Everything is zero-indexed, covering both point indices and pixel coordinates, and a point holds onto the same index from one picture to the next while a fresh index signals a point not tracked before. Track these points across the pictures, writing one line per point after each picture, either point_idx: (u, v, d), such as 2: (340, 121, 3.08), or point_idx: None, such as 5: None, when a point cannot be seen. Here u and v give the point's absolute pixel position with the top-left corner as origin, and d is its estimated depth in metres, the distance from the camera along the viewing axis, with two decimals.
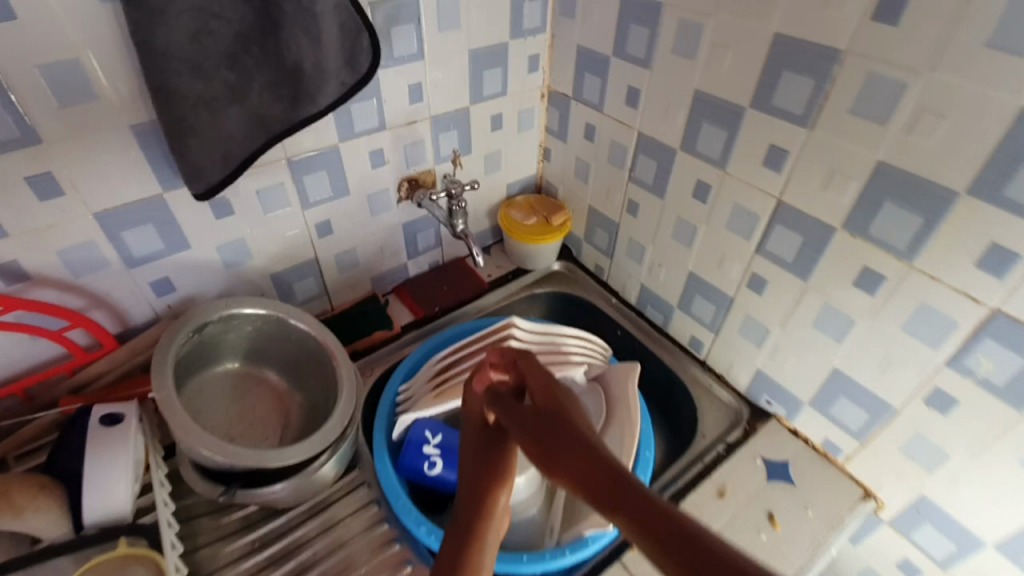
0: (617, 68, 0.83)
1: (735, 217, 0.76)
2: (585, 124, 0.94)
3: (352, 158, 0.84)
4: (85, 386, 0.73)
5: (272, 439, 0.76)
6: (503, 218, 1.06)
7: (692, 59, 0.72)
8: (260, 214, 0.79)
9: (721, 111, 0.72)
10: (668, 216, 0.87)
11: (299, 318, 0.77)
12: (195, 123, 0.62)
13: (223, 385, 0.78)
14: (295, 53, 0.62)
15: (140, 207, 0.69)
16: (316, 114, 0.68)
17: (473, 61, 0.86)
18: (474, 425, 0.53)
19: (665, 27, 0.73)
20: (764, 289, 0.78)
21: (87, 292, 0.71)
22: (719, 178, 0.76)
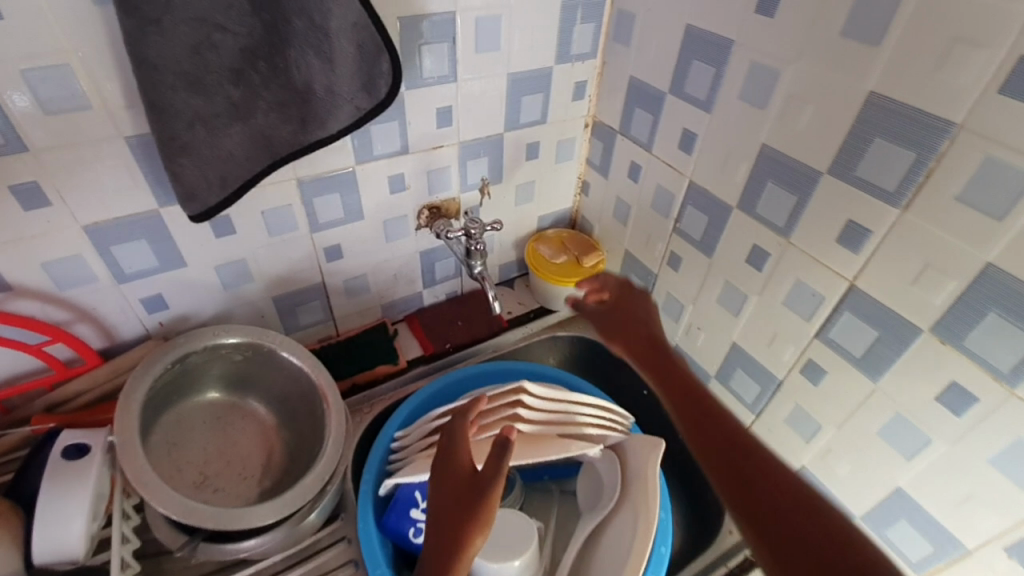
0: (672, 108, 0.73)
1: (795, 294, 0.65)
2: (630, 163, 0.84)
3: (369, 182, 0.77)
4: (61, 403, 0.69)
5: (251, 481, 0.69)
6: (531, 253, 0.98)
7: (762, 108, 0.61)
8: (267, 236, 0.74)
9: (790, 172, 0.61)
10: (714, 278, 0.76)
11: (292, 351, 0.71)
12: (192, 141, 0.56)
13: (205, 416, 0.72)
14: (305, 73, 0.55)
15: (133, 222, 0.64)
16: (327, 138, 0.61)
17: (511, 86, 0.78)
18: (461, 472, 0.56)
19: (733, 68, 0.63)
20: (821, 381, 0.67)
21: (73, 305, 0.66)
22: (781, 247, 0.65)
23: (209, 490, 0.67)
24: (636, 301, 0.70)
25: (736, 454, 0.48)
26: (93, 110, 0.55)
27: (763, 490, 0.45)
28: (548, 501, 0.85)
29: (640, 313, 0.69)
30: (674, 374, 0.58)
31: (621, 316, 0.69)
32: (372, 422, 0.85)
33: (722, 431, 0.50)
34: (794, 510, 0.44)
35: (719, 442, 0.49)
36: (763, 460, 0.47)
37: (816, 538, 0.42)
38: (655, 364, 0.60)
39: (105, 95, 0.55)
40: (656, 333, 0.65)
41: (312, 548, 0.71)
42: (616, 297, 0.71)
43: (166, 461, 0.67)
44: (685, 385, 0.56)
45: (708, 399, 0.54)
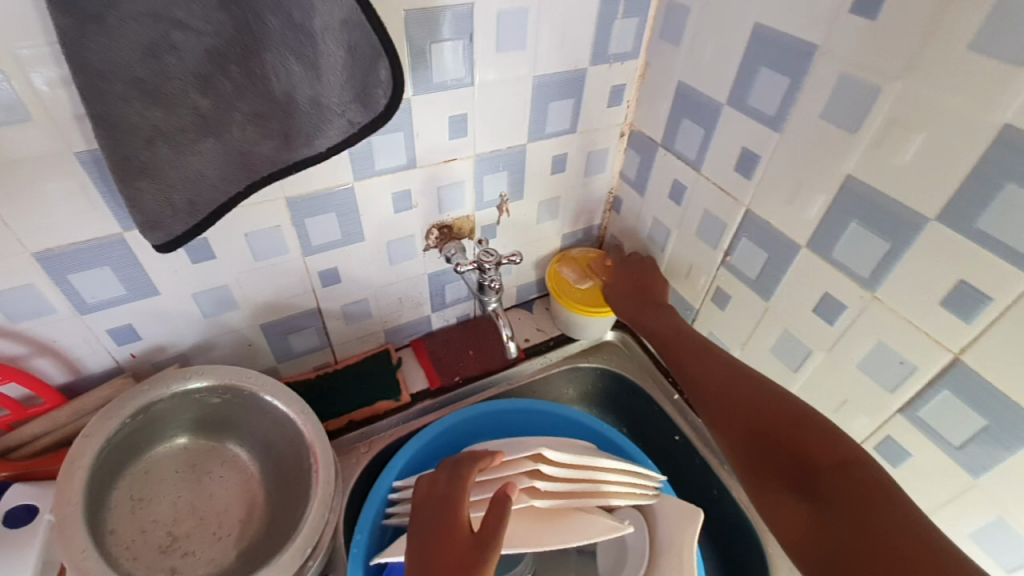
0: (730, 123, 0.61)
1: (875, 358, 0.54)
2: (673, 182, 0.72)
3: (371, 200, 0.67)
4: (15, 449, 0.61)
5: (226, 541, 0.61)
6: (553, 276, 0.87)
7: (851, 133, 0.49)
8: (250, 261, 0.64)
9: (882, 215, 0.49)
10: (770, 324, 0.65)
11: (276, 395, 0.62)
12: (152, 162, 0.46)
13: (177, 465, 0.64)
14: (286, 82, 0.45)
15: (94, 249, 0.55)
16: (314, 159, 0.50)
17: (538, 91, 0.67)
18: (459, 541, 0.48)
19: (816, 80, 0.51)
20: (902, 462, 0.56)
21: (29, 338, 0.58)
22: (862, 301, 0.54)
23: (178, 554, 0.59)
24: (650, 275, 0.79)
25: (738, 397, 0.56)
26: (33, 122, 0.46)
27: (766, 427, 0.53)
28: (564, 565, 0.75)
29: (657, 286, 0.77)
30: (689, 336, 0.66)
31: (641, 288, 0.78)
32: (368, 465, 0.76)
33: (726, 376, 0.59)
34: (791, 438, 0.51)
35: (725, 389, 0.57)
36: (764, 400, 0.54)
37: (803, 450, 0.50)
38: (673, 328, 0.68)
39: (48, 105, 0.46)
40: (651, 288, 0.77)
41: None
42: (632, 272, 0.80)
43: (129, 521, 0.59)
44: (701, 346, 0.64)
45: (718, 355, 0.62)
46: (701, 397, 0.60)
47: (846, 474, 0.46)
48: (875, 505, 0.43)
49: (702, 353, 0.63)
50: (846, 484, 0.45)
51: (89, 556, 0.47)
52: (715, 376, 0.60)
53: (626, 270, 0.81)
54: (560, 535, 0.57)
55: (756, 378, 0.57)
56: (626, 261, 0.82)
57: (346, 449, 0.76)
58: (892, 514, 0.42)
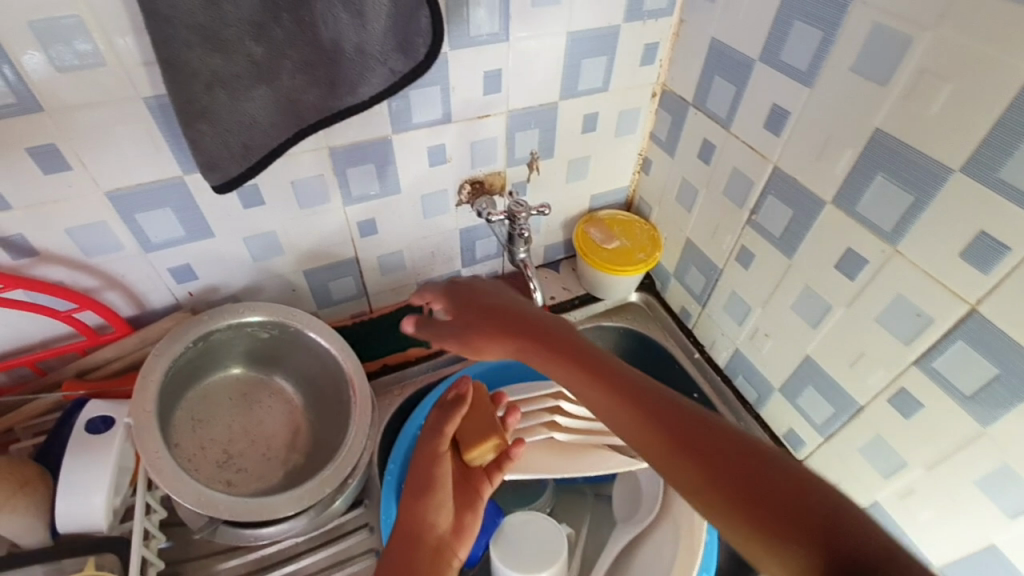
0: (760, 78, 0.61)
1: (894, 312, 0.55)
2: (702, 141, 0.73)
3: (406, 153, 0.70)
4: (92, 370, 0.69)
5: (275, 462, 0.67)
6: (580, 236, 0.88)
7: (881, 86, 0.50)
8: (295, 208, 0.69)
9: (910, 166, 0.50)
10: (791, 281, 0.66)
11: (319, 332, 0.67)
12: (211, 105, 0.49)
13: (230, 393, 0.70)
14: (333, 29, 0.48)
15: (156, 190, 0.60)
16: (356, 107, 0.54)
17: (571, 47, 0.68)
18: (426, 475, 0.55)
19: (850, 32, 0.51)
20: (914, 415, 0.57)
21: (100, 272, 0.64)
22: (885, 255, 0.54)
23: (232, 470, 0.65)
24: (545, 318, 0.53)
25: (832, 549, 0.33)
26: (108, 68, 0.51)
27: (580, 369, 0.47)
28: (580, 505, 0.77)
29: (516, 317, 0.53)
30: (606, 379, 0.45)
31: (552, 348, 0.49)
32: (400, 407, 0.82)
33: (786, 486, 0.36)
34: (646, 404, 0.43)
35: (799, 525, 0.34)
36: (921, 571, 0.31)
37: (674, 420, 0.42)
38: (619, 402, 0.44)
39: (118, 50, 0.50)
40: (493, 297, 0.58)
41: (337, 531, 0.68)
42: (509, 319, 0.53)
43: (190, 437, 0.65)
44: (660, 413, 0.42)
45: (739, 437, 0.40)
46: (747, 534, 0.36)
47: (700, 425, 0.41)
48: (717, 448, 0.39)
49: (680, 433, 0.41)
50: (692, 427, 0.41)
51: (161, 456, 0.54)
52: (695, 464, 0.39)
53: (495, 315, 0.54)
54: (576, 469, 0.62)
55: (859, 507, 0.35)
56: (476, 290, 0.60)
57: (381, 392, 0.82)
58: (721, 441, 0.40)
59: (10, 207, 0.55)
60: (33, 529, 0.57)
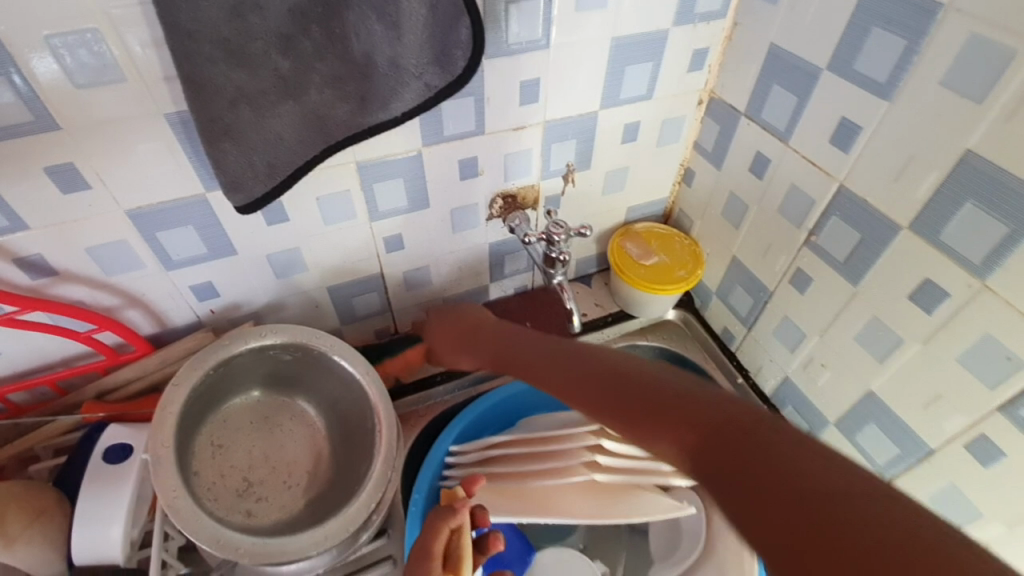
0: (829, 90, 0.56)
1: (978, 353, 0.50)
2: (755, 154, 0.67)
3: (437, 167, 0.66)
4: (112, 389, 0.67)
5: (296, 490, 0.64)
6: (616, 251, 0.83)
7: (977, 103, 0.44)
8: (320, 224, 0.65)
9: (1008, 193, 0.44)
10: (855, 310, 0.60)
11: (344, 356, 0.63)
12: (235, 124, 0.46)
13: (252, 416, 0.67)
14: (365, 42, 0.44)
15: (178, 208, 0.57)
16: (387, 124, 0.50)
17: (615, 54, 0.63)
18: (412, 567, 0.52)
19: (941, 41, 0.45)
20: (996, 464, 0.52)
21: (120, 291, 0.62)
22: (971, 290, 0.49)
23: (252, 498, 0.63)
24: (511, 328, 0.62)
25: (734, 460, 0.33)
26: (127, 83, 0.47)
27: (512, 351, 0.58)
28: (614, 542, 0.72)
29: (473, 326, 0.67)
30: (526, 352, 0.55)
31: (516, 351, 0.57)
32: (425, 429, 0.79)
33: (697, 409, 0.37)
34: (552, 359, 0.51)
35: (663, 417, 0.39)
36: (809, 462, 0.31)
37: (570, 362, 0.49)
38: (559, 376, 0.49)
39: (138, 64, 0.47)
40: (463, 310, 0.70)
41: (360, 562, 0.65)
42: (484, 337, 0.63)
43: (210, 464, 0.63)
44: (561, 361, 0.50)
45: (654, 376, 0.42)
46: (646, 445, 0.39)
47: (589, 359, 0.48)
48: (600, 371, 0.45)
49: (595, 382, 0.45)
50: (585, 362, 0.48)
51: (180, 495, 0.52)
52: (608, 401, 0.43)
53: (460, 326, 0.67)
54: (616, 516, 0.56)
55: (772, 417, 0.35)
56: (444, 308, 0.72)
57: (405, 412, 0.79)
58: (607, 362, 0.46)
59: (29, 228, 0.53)
60: (51, 560, 0.55)
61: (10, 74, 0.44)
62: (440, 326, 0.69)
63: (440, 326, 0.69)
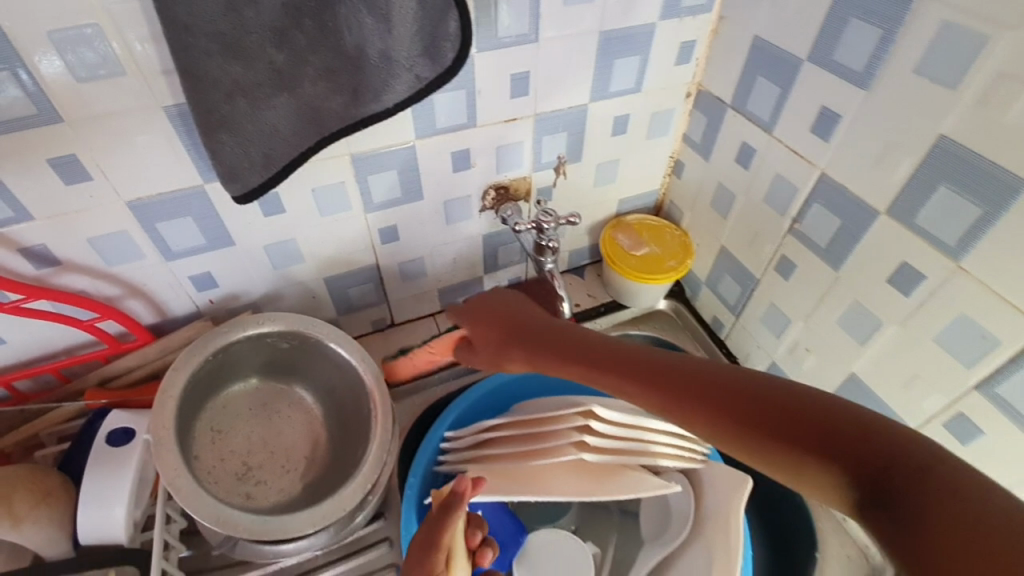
0: (810, 80, 0.57)
1: (954, 333, 0.51)
2: (741, 145, 0.69)
3: (430, 159, 0.67)
4: (114, 377, 0.68)
5: (294, 475, 0.66)
6: (607, 242, 0.84)
7: (949, 90, 0.46)
8: (316, 215, 0.67)
9: (980, 177, 0.46)
10: (838, 295, 0.62)
11: (340, 343, 0.65)
12: (232, 115, 0.47)
13: (250, 403, 0.69)
14: (357, 35, 0.45)
15: (177, 199, 0.59)
16: (380, 115, 0.52)
17: (604, 47, 0.65)
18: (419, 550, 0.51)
19: (914, 31, 0.47)
20: (973, 441, 0.54)
21: (122, 281, 0.63)
22: (947, 272, 0.50)
23: (252, 482, 0.64)
24: (562, 323, 0.53)
25: (893, 487, 0.30)
26: (127, 77, 0.49)
27: (568, 347, 0.49)
28: (606, 523, 0.74)
29: (514, 317, 0.56)
30: (592, 350, 0.47)
31: (572, 353, 0.48)
32: (420, 417, 0.80)
33: (827, 426, 0.34)
34: (629, 362, 0.45)
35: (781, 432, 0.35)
36: (962, 483, 0.28)
37: (651, 368, 0.43)
38: (655, 389, 0.42)
39: (138, 58, 0.48)
40: (504, 299, 0.59)
41: (357, 544, 0.67)
42: (528, 328, 0.53)
43: (210, 449, 0.65)
44: (641, 367, 0.44)
45: (748, 383, 0.38)
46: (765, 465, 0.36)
47: (676, 365, 0.42)
48: (691, 380, 0.41)
49: (692, 393, 0.40)
50: (670, 370, 0.42)
51: (181, 474, 0.54)
52: (714, 414, 0.38)
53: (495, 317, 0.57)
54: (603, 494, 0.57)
55: (888, 423, 0.32)
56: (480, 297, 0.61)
57: (401, 400, 0.80)
58: (699, 371, 0.41)
59: (33, 219, 0.55)
60: (57, 540, 0.56)
61: (14, 66, 0.45)
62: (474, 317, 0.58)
63: (472, 316, 0.58)
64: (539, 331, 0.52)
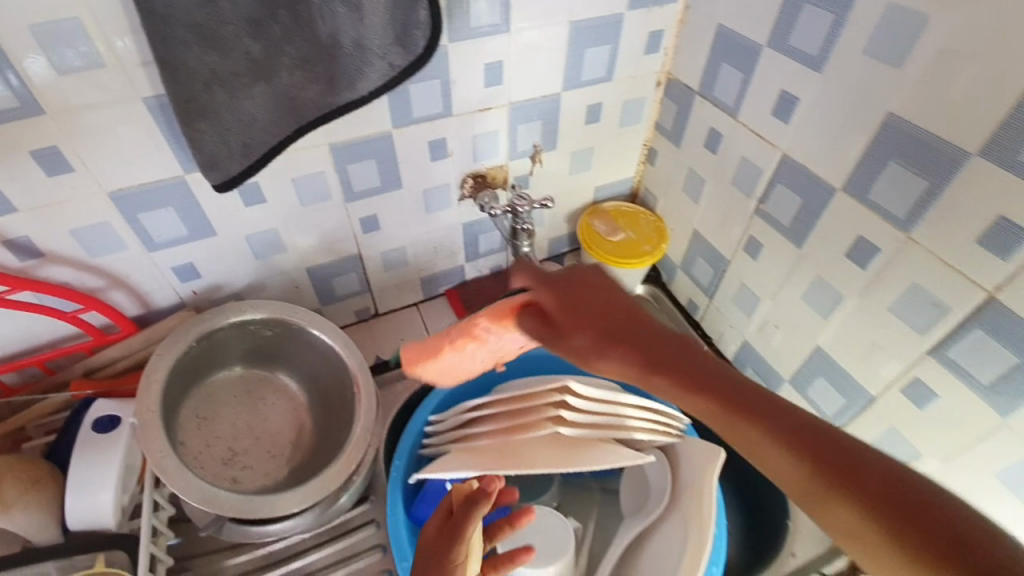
0: (769, 65, 0.60)
1: (908, 301, 0.54)
2: (708, 130, 0.71)
3: (408, 149, 0.69)
4: (98, 369, 0.69)
5: (279, 459, 0.67)
6: (584, 229, 0.87)
7: (895, 69, 0.48)
8: (297, 205, 0.68)
9: (925, 151, 0.48)
10: (802, 271, 0.64)
11: (322, 329, 0.66)
12: (210, 104, 0.49)
13: (235, 390, 0.70)
14: (331, 24, 0.47)
15: (158, 189, 0.60)
16: (356, 103, 0.53)
17: (574, 36, 0.67)
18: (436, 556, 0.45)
19: (861, 15, 0.49)
20: (928, 405, 0.57)
21: (105, 272, 0.64)
22: (899, 244, 0.53)
23: (238, 467, 0.66)
24: (645, 316, 0.47)
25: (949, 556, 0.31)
26: (107, 68, 0.50)
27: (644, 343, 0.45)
28: (588, 499, 0.77)
29: (599, 298, 0.49)
30: (666, 354, 0.44)
31: (658, 361, 0.44)
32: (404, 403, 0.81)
33: (890, 487, 0.34)
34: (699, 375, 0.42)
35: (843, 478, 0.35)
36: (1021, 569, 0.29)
37: (718, 384, 0.41)
38: (749, 420, 0.39)
39: (116, 50, 0.49)
40: (592, 275, 0.51)
41: (343, 526, 0.69)
42: (610, 316, 0.47)
43: (196, 435, 0.66)
44: (711, 381, 0.42)
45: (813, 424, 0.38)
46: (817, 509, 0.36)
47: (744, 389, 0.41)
48: (757, 406, 0.40)
49: (762, 424, 0.39)
50: (740, 393, 0.41)
51: (166, 456, 0.55)
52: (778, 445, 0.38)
53: (571, 293, 0.50)
54: (580, 463, 0.60)
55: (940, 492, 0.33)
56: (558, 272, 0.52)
57: (386, 387, 0.82)
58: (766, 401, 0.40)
59: (16, 211, 0.56)
60: (46, 527, 0.57)
61: None
62: (558, 292, 0.50)
63: (557, 289, 0.50)
64: (619, 320, 0.47)
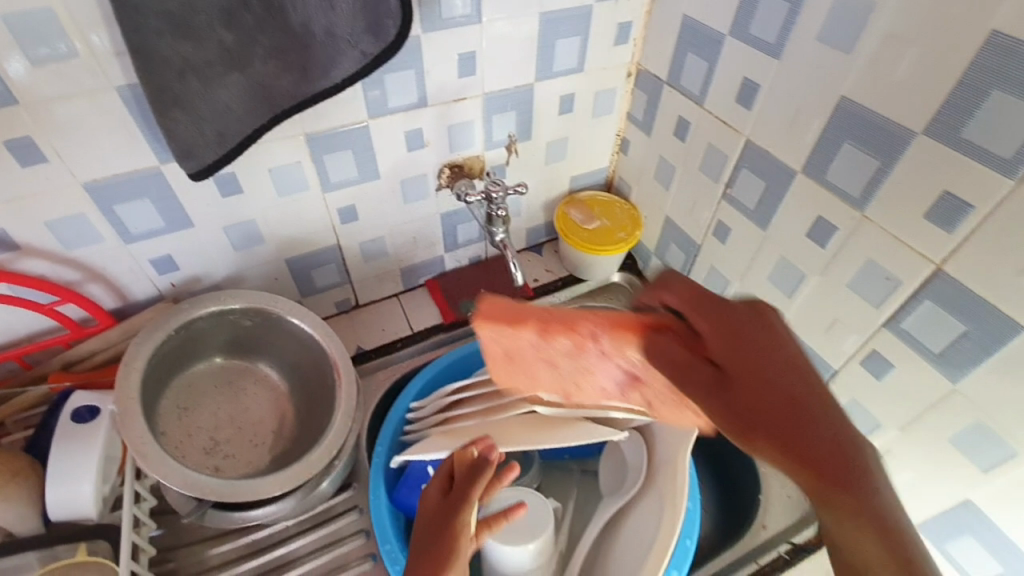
0: (731, 53, 0.62)
1: (864, 276, 0.57)
2: (677, 118, 0.74)
3: (384, 139, 0.70)
4: (77, 362, 0.69)
5: (262, 448, 0.68)
6: (560, 218, 0.88)
7: (846, 54, 0.51)
8: (274, 195, 0.69)
9: (875, 131, 0.51)
10: (767, 252, 0.67)
11: (301, 317, 0.67)
12: (184, 93, 0.49)
13: (216, 380, 0.71)
14: (302, 12, 0.48)
15: (133, 180, 0.60)
16: (330, 92, 0.54)
17: (545, 27, 0.68)
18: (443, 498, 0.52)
19: (813, 3, 0.52)
20: (886, 376, 0.59)
21: (82, 265, 0.65)
22: (854, 221, 0.56)
23: (220, 456, 0.66)
24: (808, 376, 0.35)
25: None
26: (79, 58, 0.50)
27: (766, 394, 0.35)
28: (567, 481, 0.80)
29: (757, 335, 0.37)
30: (800, 418, 0.34)
31: (787, 436, 0.34)
32: (386, 392, 0.82)
33: None
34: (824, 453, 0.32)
35: None
36: None
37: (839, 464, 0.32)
38: (863, 525, 0.31)
39: (89, 39, 0.50)
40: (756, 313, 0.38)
41: (326, 513, 0.69)
42: (750, 357, 0.36)
43: (177, 425, 0.66)
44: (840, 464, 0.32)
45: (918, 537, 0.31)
46: None
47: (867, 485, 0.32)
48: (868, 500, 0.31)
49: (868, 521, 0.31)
50: (859, 482, 0.32)
51: (147, 441, 0.55)
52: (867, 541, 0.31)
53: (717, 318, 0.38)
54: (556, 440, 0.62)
55: None
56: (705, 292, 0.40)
57: (368, 377, 0.83)
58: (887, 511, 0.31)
59: None
60: (28, 518, 0.58)
61: None
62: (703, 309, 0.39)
63: (698, 310, 0.39)
64: (757, 364, 0.36)
